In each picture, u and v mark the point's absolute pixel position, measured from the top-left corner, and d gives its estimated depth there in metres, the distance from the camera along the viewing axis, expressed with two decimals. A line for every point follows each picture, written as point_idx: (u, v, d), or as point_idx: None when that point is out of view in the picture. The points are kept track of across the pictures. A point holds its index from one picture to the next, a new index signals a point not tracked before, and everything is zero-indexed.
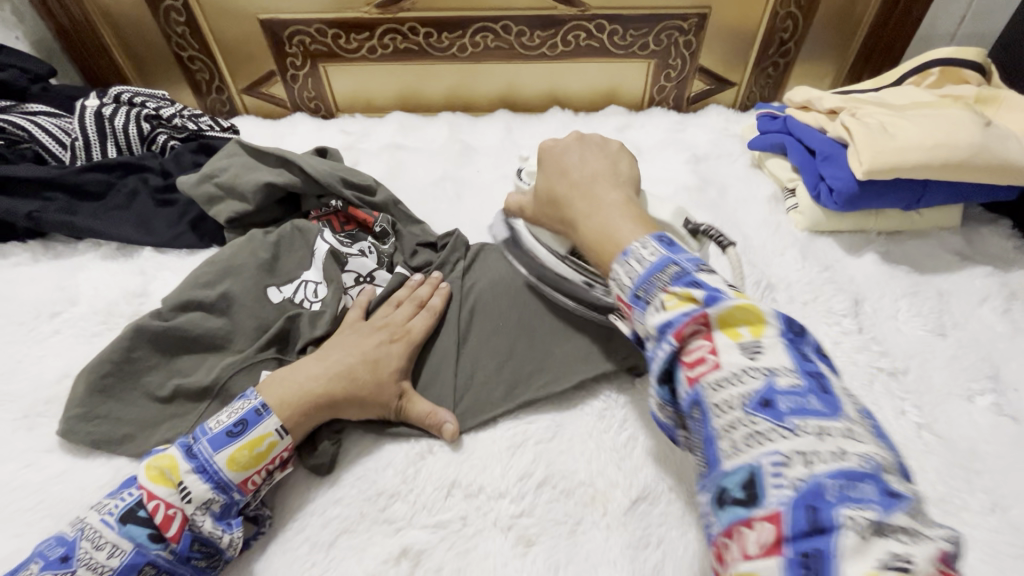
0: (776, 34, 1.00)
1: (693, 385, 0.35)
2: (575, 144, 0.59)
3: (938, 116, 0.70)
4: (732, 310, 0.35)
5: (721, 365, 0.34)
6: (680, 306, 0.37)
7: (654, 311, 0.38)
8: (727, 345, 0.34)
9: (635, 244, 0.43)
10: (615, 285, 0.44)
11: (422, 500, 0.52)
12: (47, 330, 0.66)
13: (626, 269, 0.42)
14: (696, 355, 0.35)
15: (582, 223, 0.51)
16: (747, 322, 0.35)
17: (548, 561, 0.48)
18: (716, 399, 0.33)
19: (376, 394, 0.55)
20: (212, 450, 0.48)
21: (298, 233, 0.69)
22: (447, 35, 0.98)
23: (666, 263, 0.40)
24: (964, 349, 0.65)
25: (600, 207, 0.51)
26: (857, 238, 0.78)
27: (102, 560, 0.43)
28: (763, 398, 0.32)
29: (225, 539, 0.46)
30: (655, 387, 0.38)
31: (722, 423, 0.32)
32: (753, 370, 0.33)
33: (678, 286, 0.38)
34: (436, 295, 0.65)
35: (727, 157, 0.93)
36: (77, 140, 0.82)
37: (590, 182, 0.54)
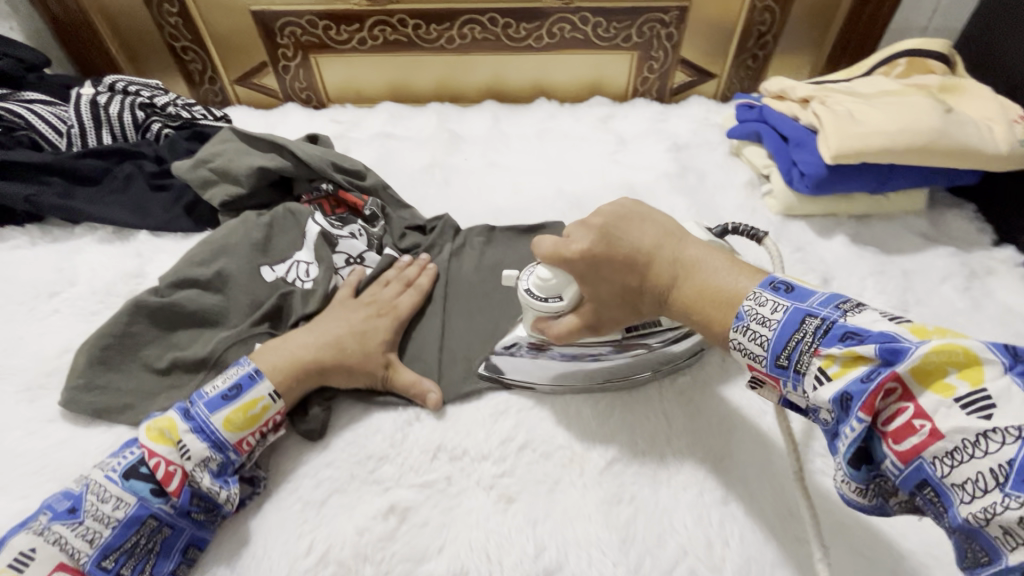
0: (754, 27, 1.03)
1: (909, 460, 0.34)
2: (610, 221, 0.51)
3: (902, 103, 0.74)
4: (928, 360, 0.34)
5: (942, 434, 0.32)
6: (849, 370, 0.36)
7: (819, 383, 0.37)
8: (939, 404, 0.33)
9: (748, 303, 0.42)
10: (739, 354, 0.43)
11: (409, 462, 0.55)
12: (46, 308, 0.68)
13: (750, 336, 0.41)
14: (900, 424, 0.34)
15: (686, 300, 0.47)
16: (953, 369, 0.33)
17: (528, 516, 0.51)
18: (958, 478, 0.32)
19: (362, 363, 0.58)
20: (209, 412, 0.51)
21: (290, 216, 0.71)
22: (436, 27, 1.00)
23: (802, 319, 0.40)
24: (925, 324, 0.68)
25: (696, 275, 0.47)
26: (827, 221, 0.81)
27: (108, 511, 0.46)
28: (1022, 471, 0.30)
29: (223, 495, 0.49)
30: (849, 469, 0.37)
31: (976, 505, 0.31)
32: (992, 434, 0.31)
33: (834, 345, 0.37)
34: (423, 276, 0.68)
35: (707, 146, 0.96)
36: (73, 127, 0.84)
37: (657, 250, 0.49)
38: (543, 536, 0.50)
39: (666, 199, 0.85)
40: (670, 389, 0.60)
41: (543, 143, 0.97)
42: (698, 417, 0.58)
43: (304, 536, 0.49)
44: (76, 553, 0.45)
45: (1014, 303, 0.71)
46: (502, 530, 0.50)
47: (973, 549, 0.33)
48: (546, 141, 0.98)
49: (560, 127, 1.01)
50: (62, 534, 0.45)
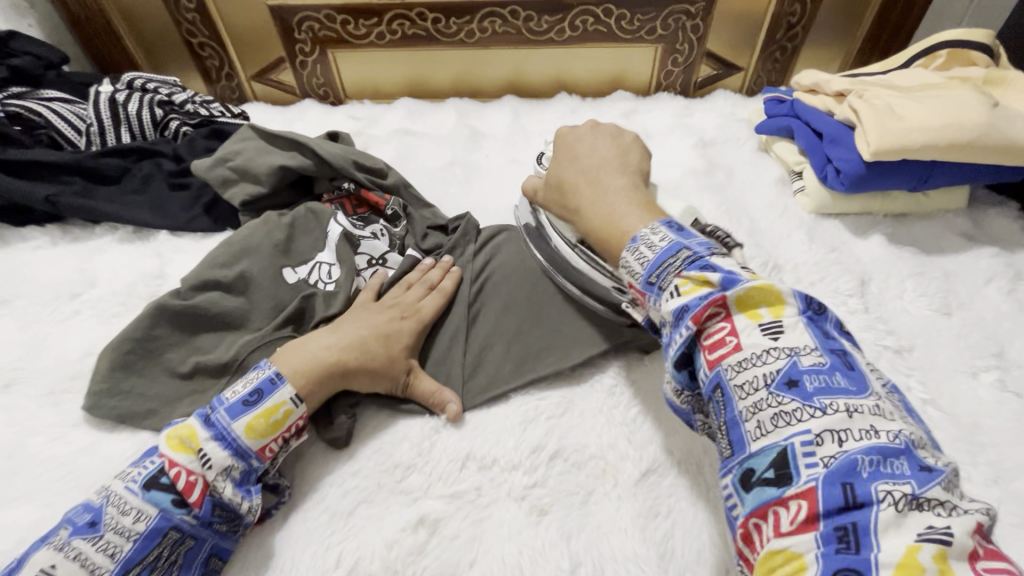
0: (784, 18, 1.00)
1: (714, 367, 0.38)
2: (590, 134, 0.61)
3: (946, 97, 0.70)
4: (750, 292, 0.39)
5: (743, 347, 0.37)
6: (695, 290, 0.40)
7: (671, 297, 0.41)
8: (746, 325, 0.38)
9: (643, 231, 0.47)
10: (625, 273, 0.46)
11: (438, 471, 0.53)
12: (68, 310, 0.68)
13: (637, 256, 0.45)
14: (715, 338, 0.38)
15: (593, 218, 0.53)
16: (765, 303, 0.39)
17: (561, 530, 0.49)
18: (738, 381, 0.37)
19: (387, 368, 0.57)
20: (230, 419, 0.50)
21: (312, 216, 0.70)
22: (455, 21, 0.98)
23: (677, 249, 0.43)
24: (970, 328, 0.66)
25: (607, 200, 0.53)
26: (863, 220, 0.78)
27: (128, 524, 0.44)
28: (789, 379, 0.35)
29: (245, 506, 0.48)
30: (671, 369, 0.41)
31: (748, 402, 0.36)
32: (776, 351, 0.36)
33: (693, 270, 0.41)
34: (447, 279, 0.66)
35: (735, 141, 0.93)
36: (92, 125, 0.83)
37: (598, 172, 0.57)
38: (577, 550, 0.48)
39: (694, 197, 0.82)
40: None
41: None
42: None
43: (332, 549, 0.48)
44: (95, 568, 0.43)
45: None
46: (535, 543, 0.48)
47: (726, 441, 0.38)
48: None
49: (582, 123, 0.98)
50: (82, 549, 0.43)
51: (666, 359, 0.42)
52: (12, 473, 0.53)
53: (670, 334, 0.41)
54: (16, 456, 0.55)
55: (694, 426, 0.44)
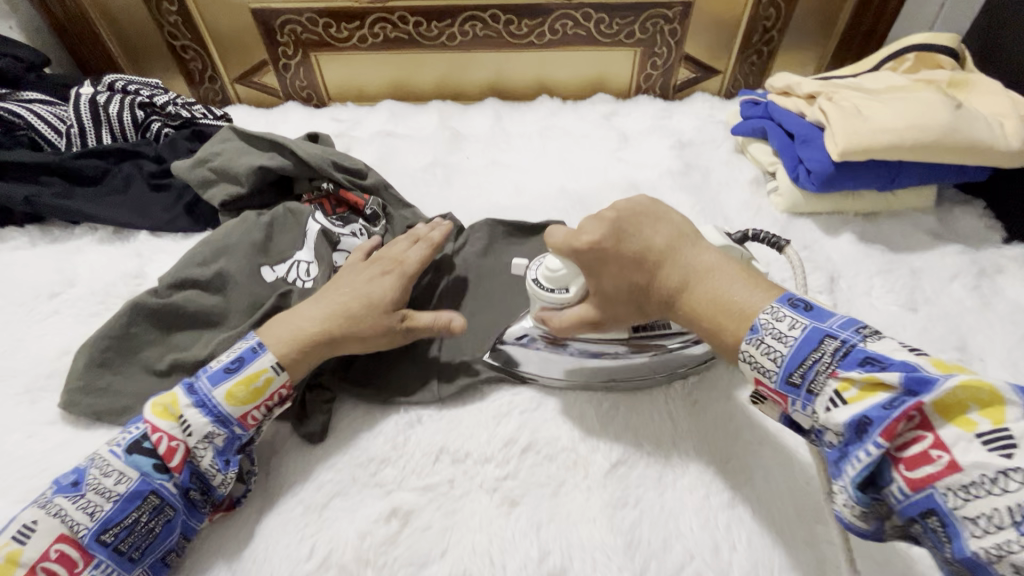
0: (759, 23, 1.02)
1: (921, 487, 0.35)
2: (621, 221, 0.51)
3: (911, 99, 0.72)
4: (954, 392, 0.35)
5: (961, 467, 0.34)
6: (868, 396, 0.37)
7: (834, 406, 0.39)
8: (958, 437, 0.34)
9: (763, 316, 0.44)
10: (748, 367, 0.44)
11: (412, 465, 0.54)
12: (46, 309, 0.68)
13: (765, 351, 0.42)
14: (917, 455, 0.36)
15: (689, 305, 0.48)
16: (977, 404, 0.35)
17: (531, 520, 0.50)
18: (967, 511, 0.34)
19: (374, 323, 0.57)
20: (211, 386, 0.51)
21: (290, 215, 0.71)
22: (436, 24, 1.00)
23: (819, 339, 0.41)
24: (935, 323, 0.67)
25: (705, 280, 0.48)
26: (834, 219, 0.80)
27: (110, 485, 0.46)
28: None
29: (220, 477, 0.49)
30: (851, 492, 0.38)
31: (988, 540, 0.33)
32: (1014, 472, 0.32)
33: (853, 370, 0.38)
34: (433, 233, 0.66)
35: (711, 143, 0.95)
36: (72, 127, 0.83)
37: (668, 253, 0.50)
38: (546, 540, 0.49)
39: (670, 197, 0.84)
40: (678, 390, 0.59)
41: (545, 140, 0.96)
42: (705, 418, 0.57)
43: (305, 541, 0.49)
44: (77, 524, 0.45)
45: None
46: (505, 534, 0.49)
47: (968, 571, 0.35)
48: (548, 138, 0.97)
49: (563, 125, 1.00)
50: (63, 506, 0.45)
51: (842, 476, 0.39)
52: None
53: (844, 449, 0.38)
54: None
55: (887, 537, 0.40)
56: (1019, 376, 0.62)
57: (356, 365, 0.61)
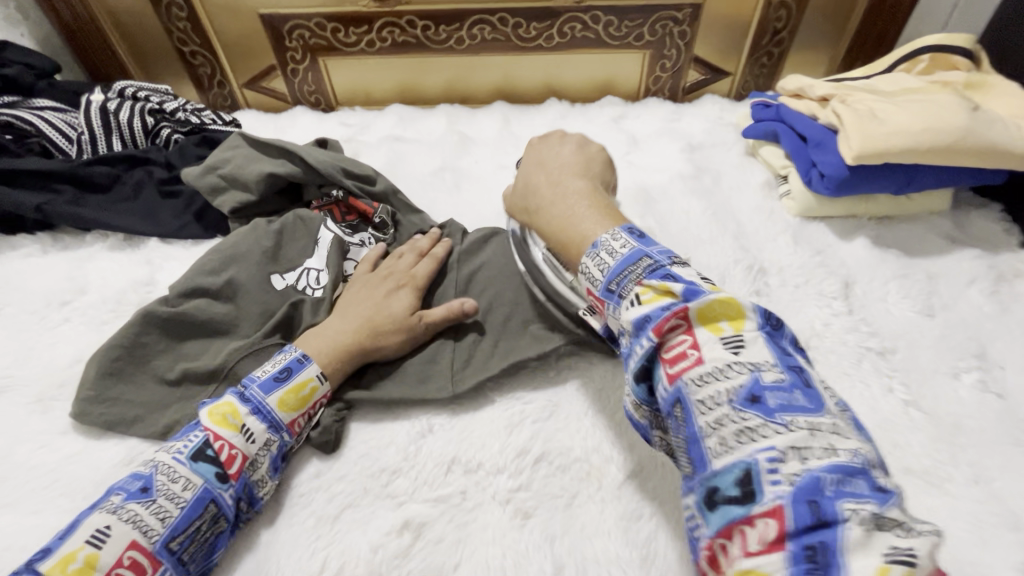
0: (770, 24, 1.01)
1: (674, 381, 0.38)
2: (559, 150, 0.64)
3: (927, 101, 0.71)
4: (712, 305, 0.40)
5: (704, 361, 0.38)
6: (657, 300, 0.41)
7: (631, 306, 0.42)
8: (708, 339, 0.39)
9: (604, 236, 0.48)
10: (584, 279, 0.48)
11: (423, 475, 0.53)
12: (58, 318, 0.68)
13: (598, 263, 0.46)
14: (676, 352, 0.39)
15: (548, 208, 0.56)
16: (726, 317, 0.40)
17: (545, 532, 0.50)
18: (700, 396, 0.37)
19: (395, 329, 0.60)
20: (264, 394, 0.53)
21: (300, 223, 0.71)
22: (445, 28, 0.99)
23: (638, 256, 0.45)
24: (953, 330, 0.66)
25: (569, 197, 0.55)
26: (848, 223, 0.79)
27: (178, 491, 0.46)
28: (752, 395, 0.36)
29: (268, 485, 0.52)
30: (633, 380, 0.41)
31: (709, 418, 0.36)
32: (737, 366, 0.37)
33: (654, 279, 0.42)
34: (437, 246, 0.69)
35: (722, 146, 0.94)
36: (83, 134, 0.84)
37: (562, 177, 0.59)
38: (560, 553, 0.48)
39: (681, 201, 0.83)
40: None
41: None
42: None
43: (317, 554, 0.48)
44: (148, 530, 0.44)
45: None
46: (518, 546, 0.49)
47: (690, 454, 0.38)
48: None
49: (571, 128, 0.99)
50: (136, 511, 0.44)
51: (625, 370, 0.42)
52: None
53: (629, 344, 0.42)
54: (4, 463, 0.55)
55: (651, 434, 0.44)
56: None
57: (367, 374, 0.61)
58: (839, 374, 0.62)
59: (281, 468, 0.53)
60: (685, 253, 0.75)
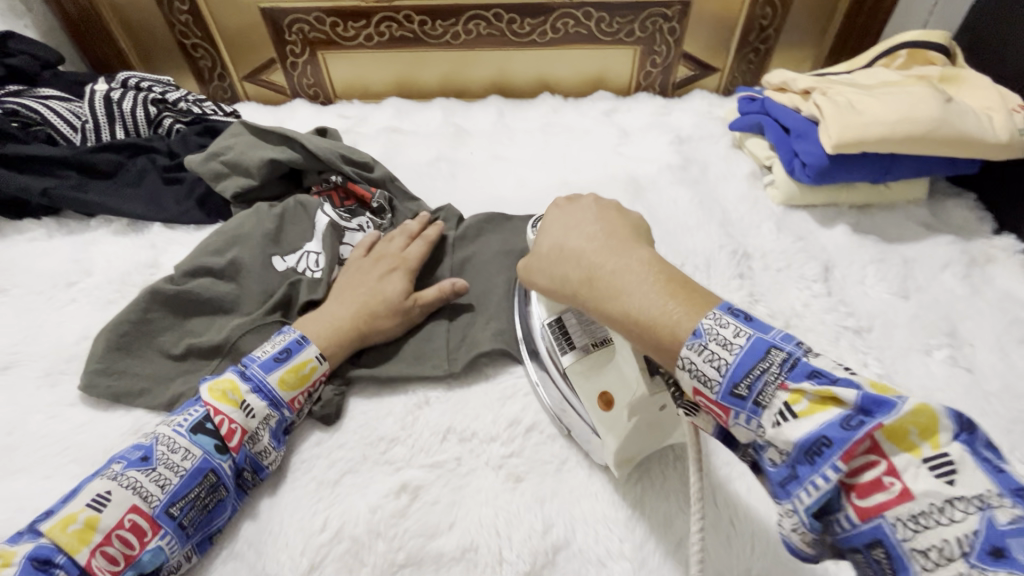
0: (756, 21, 1.04)
1: (870, 518, 0.31)
2: (595, 205, 0.50)
3: (902, 93, 0.74)
4: (903, 419, 0.31)
5: (913, 495, 0.30)
6: (822, 413, 0.32)
7: (783, 423, 0.33)
8: (909, 465, 0.30)
9: (706, 321, 0.36)
10: (686, 375, 0.36)
11: (420, 443, 0.56)
12: (65, 297, 0.70)
13: (705, 356, 0.35)
14: (869, 482, 0.31)
15: (622, 295, 0.40)
16: (917, 428, 0.31)
17: (536, 495, 0.52)
18: (916, 542, 0.29)
19: (390, 312, 0.62)
20: (264, 373, 0.55)
21: (300, 208, 0.72)
22: (441, 23, 1.02)
23: (765, 348, 0.34)
24: (926, 310, 0.69)
25: (637, 273, 0.41)
26: (829, 211, 0.82)
27: (177, 460, 0.49)
28: (987, 544, 0.28)
29: (273, 456, 0.54)
30: (805, 518, 0.32)
31: (939, 573, 0.29)
32: (958, 502, 0.29)
33: (805, 382, 0.33)
34: (429, 228, 0.71)
35: (710, 138, 0.97)
36: (87, 122, 0.86)
37: (618, 240, 0.45)
38: (550, 513, 0.51)
39: (669, 190, 0.86)
40: None
41: (547, 136, 0.98)
42: None
43: (319, 514, 0.51)
44: (148, 496, 0.47)
45: (1014, 289, 0.72)
46: (511, 507, 0.51)
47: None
48: (550, 134, 0.99)
49: (564, 121, 1.02)
50: (136, 479, 0.47)
51: (787, 500, 0.33)
52: (11, 448, 0.56)
53: (791, 471, 0.33)
54: (16, 432, 0.57)
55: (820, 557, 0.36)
56: (1007, 361, 0.64)
57: (365, 354, 0.63)
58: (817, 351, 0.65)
59: (283, 440, 0.56)
60: (673, 239, 0.78)
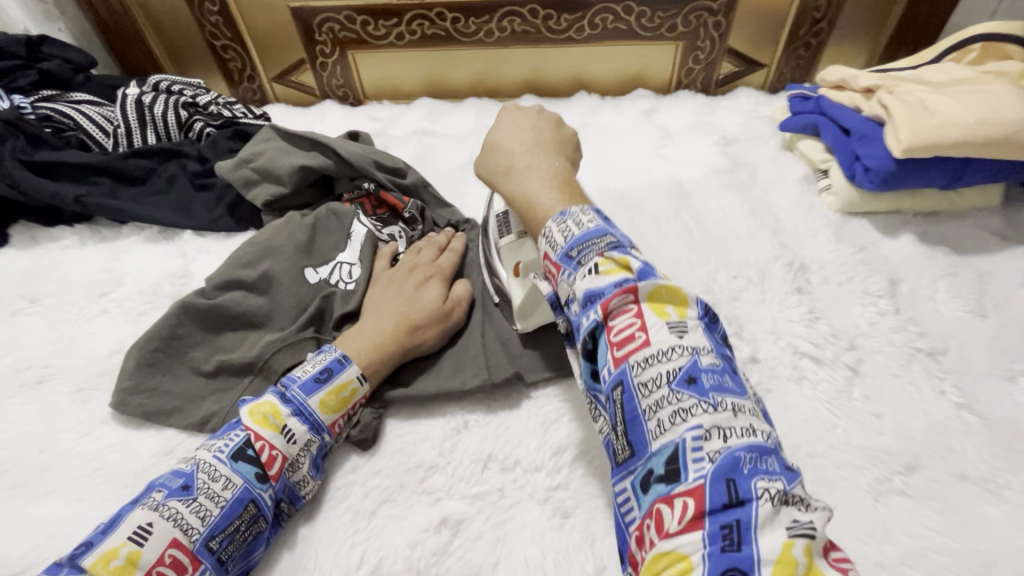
0: (808, 13, 0.98)
1: (619, 363, 0.37)
2: (539, 114, 0.54)
3: (982, 91, 0.68)
4: (662, 289, 0.39)
5: (651, 343, 0.37)
6: (614, 272, 0.39)
7: (587, 276, 0.40)
8: (656, 322, 0.38)
9: (575, 208, 0.44)
10: (544, 242, 0.44)
11: (460, 472, 0.53)
12: (96, 309, 0.69)
13: (561, 228, 0.43)
14: (624, 333, 0.38)
15: (526, 195, 0.48)
16: (674, 302, 0.39)
17: (585, 533, 0.49)
18: (642, 378, 0.36)
19: (430, 321, 0.59)
20: (305, 395, 0.52)
21: (333, 217, 0.70)
22: (474, 20, 0.98)
23: (600, 232, 0.42)
24: (1007, 330, 0.63)
25: (542, 179, 0.48)
26: (893, 220, 0.76)
27: (218, 490, 0.46)
28: (688, 377, 0.35)
29: (310, 485, 0.51)
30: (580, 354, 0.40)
31: (649, 402, 0.36)
32: (680, 349, 0.36)
33: (614, 253, 0.40)
34: (454, 240, 0.69)
35: (758, 139, 0.91)
36: (118, 127, 0.84)
37: (542, 151, 0.51)
38: (601, 554, 0.47)
39: (717, 196, 0.81)
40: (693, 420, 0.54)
41: (584, 138, 0.94)
42: None
43: (356, 548, 0.48)
44: (189, 529, 0.43)
45: None
46: (558, 546, 0.48)
47: (623, 435, 0.38)
48: (587, 136, 0.94)
49: (602, 122, 0.98)
50: (177, 509, 0.44)
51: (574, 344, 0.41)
52: (44, 468, 0.54)
53: (578, 315, 0.40)
54: (49, 451, 0.56)
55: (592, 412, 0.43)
56: None
57: (402, 373, 0.60)
58: (887, 375, 0.60)
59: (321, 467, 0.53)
60: (722, 250, 0.73)
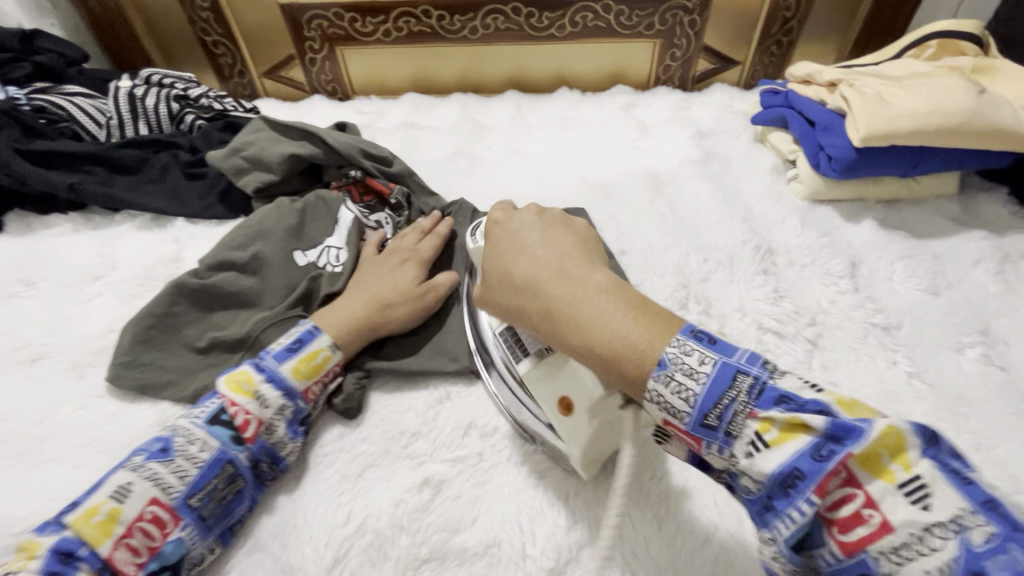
0: (780, 13, 1.02)
1: (852, 553, 0.31)
2: (535, 222, 0.46)
3: (934, 84, 0.72)
4: (873, 443, 0.31)
5: (892, 526, 0.30)
6: (788, 439, 0.32)
7: (753, 451, 0.33)
8: (885, 492, 0.30)
9: (669, 349, 0.35)
10: (654, 406, 0.36)
11: (442, 438, 0.56)
12: (91, 291, 0.71)
13: (672, 387, 0.35)
14: (847, 515, 0.31)
15: (594, 341, 0.37)
16: (888, 451, 0.31)
17: (558, 491, 0.52)
18: (899, 575, 0.29)
19: (402, 299, 0.62)
20: (277, 363, 0.55)
21: (321, 203, 0.73)
22: (459, 18, 1.01)
23: (729, 373, 0.34)
24: (957, 307, 0.67)
25: (601, 306, 0.38)
26: (855, 206, 0.80)
27: (195, 452, 0.48)
28: (968, 570, 0.27)
29: (290, 447, 0.53)
30: (783, 549, 0.33)
31: None
32: (935, 528, 0.29)
33: (771, 409, 0.33)
34: (439, 225, 0.71)
35: (731, 132, 0.95)
36: (112, 118, 0.87)
37: (573, 264, 0.41)
38: (573, 510, 0.51)
39: (691, 185, 0.84)
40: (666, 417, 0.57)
41: (565, 131, 0.98)
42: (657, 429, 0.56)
43: (342, 506, 0.51)
44: (168, 487, 0.46)
45: None
46: (533, 504, 0.51)
47: None
48: (568, 129, 0.98)
49: (582, 116, 1.01)
50: (157, 470, 0.47)
51: (766, 531, 0.34)
52: (42, 438, 0.57)
53: (768, 500, 0.33)
54: (47, 422, 0.58)
55: None
56: None
57: (386, 347, 0.63)
58: (843, 349, 0.64)
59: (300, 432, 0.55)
60: (693, 235, 0.77)
